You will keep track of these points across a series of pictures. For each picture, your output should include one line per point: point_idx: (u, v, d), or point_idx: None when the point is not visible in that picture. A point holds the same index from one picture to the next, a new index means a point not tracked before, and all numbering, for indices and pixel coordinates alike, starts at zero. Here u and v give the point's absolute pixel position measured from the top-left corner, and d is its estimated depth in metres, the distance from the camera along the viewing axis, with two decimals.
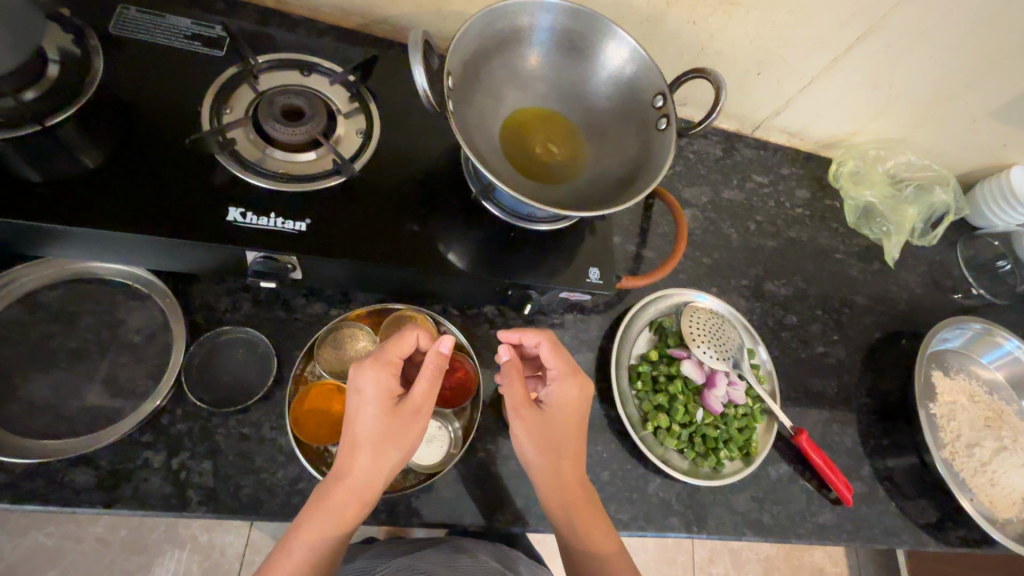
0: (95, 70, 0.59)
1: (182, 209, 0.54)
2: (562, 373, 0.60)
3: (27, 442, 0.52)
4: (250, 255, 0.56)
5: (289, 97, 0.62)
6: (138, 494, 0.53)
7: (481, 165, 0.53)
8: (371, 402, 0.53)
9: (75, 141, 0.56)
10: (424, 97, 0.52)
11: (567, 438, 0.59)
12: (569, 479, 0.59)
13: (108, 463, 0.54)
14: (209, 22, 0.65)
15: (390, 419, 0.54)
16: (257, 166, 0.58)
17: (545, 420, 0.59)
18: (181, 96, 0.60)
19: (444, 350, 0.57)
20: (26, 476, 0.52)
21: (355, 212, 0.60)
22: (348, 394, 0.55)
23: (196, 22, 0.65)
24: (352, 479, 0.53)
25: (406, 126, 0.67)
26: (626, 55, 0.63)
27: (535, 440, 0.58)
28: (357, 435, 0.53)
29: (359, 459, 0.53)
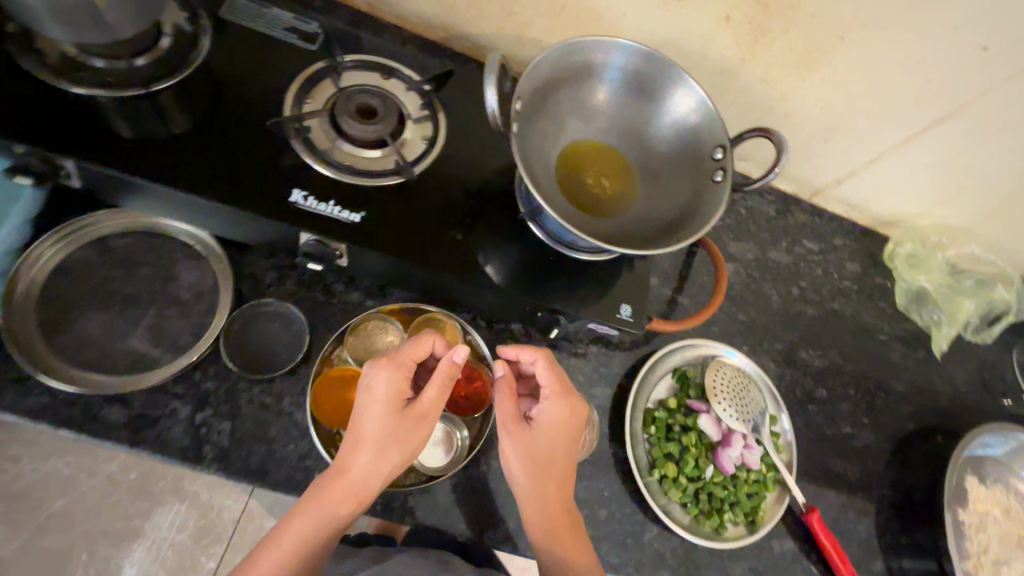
0: (202, 44, 0.64)
1: (252, 184, 0.58)
2: (552, 392, 0.60)
3: (74, 373, 0.56)
4: (303, 236, 0.59)
5: (365, 97, 0.66)
6: (159, 440, 0.57)
7: (534, 189, 0.55)
8: (380, 402, 0.55)
9: (171, 107, 0.61)
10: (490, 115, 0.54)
11: (554, 460, 0.59)
12: (554, 502, 0.59)
13: (138, 406, 0.57)
14: (307, 18, 0.70)
15: (395, 423, 0.55)
16: (325, 156, 0.62)
17: (535, 440, 0.59)
18: (270, 80, 0.65)
19: (457, 359, 0.57)
20: (64, 404, 0.55)
21: (407, 212, 0.62)
22: (360, 390, 0.57)
23: (296, 17, 0.70)
24: (351, 476, 0.54)
25: (468, 138, 0.69)
26: (693, 104, 0.64)
27: (523, 458, 0.58)
28: (361, 434, 0.55)
29: (361, 457, 0.54)
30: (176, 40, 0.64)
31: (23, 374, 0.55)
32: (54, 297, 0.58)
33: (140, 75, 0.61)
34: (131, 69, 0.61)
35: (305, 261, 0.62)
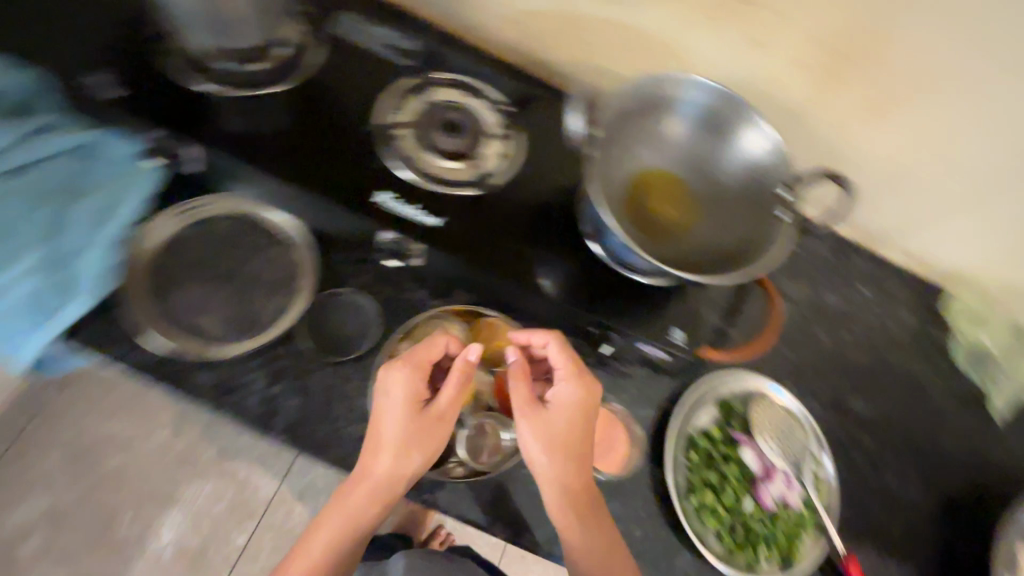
0: (310, 54, 0.70)
1: (346, 182, 0.64)
2: (564, 376, 0.64)
3: (173, 335, 0.63)
4: (385, 235, 0.65)
5: (452, 115, 0.71)
6: (238, 406, 0.63)
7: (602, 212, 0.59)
8: (398, 409, 0.60)
9: (278, 107, 0.66)
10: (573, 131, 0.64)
11: (570, 444, 0.63)
12: (573, 483, 0.62)
13: (223, 373, 0.63)
14: (405, 37, 0.76)
15: (413, 429, 0.60)
16: (410, 162, 0.67)
17: (551, 422, 0.63)
18: (368, 87, 0.70)
19: (471, 358, 0.61)
20: (161, 364, 0.62)
21: (482, 222, 0.67)
22: (377, 399, 0.62)
23: (394, 34, 0.75)
24: (376, 477, 0.59)
25: (542, 157, 0.73)
26: (764, 145, 0.65)
27: (541, 440, 0.62)
28: (382, 439, 0.60)
29: (383, 461, 0.59)
30: (288, 50, 0.69)
31: (131, 333, 0.62)
32: (165, 268, 0.66)
33: (253, 79, 0.67)
34: (263, 79, 0.67)
35: (385, 259, 0.70)
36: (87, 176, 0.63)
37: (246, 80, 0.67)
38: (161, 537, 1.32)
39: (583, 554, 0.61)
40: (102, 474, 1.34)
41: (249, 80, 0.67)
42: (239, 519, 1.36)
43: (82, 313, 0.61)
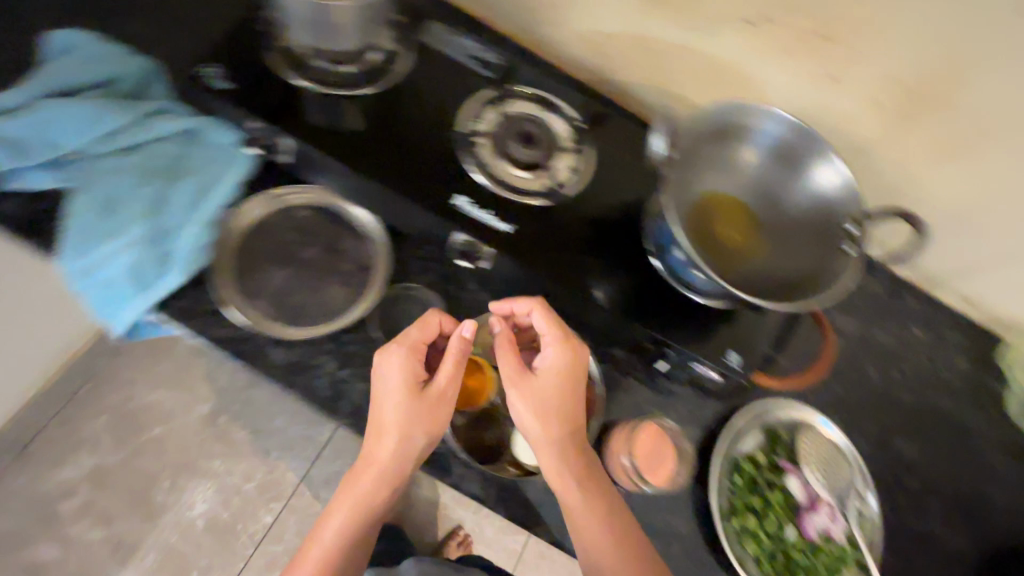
0: (400, 61, 0.74)
1: (426, 183, 0.68)
2: (555, 347, 0.65)
3: (253, 314, 0.67)
4: (457, 237, 0.68)
5: (529, 127, 0.74)
6: (308, 386, 0.67)
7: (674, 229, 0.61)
8: (394, 394, 0.62)
9: (368, 107, 0.70)
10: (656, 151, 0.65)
11: (565, 413, 0.64)
12: (570, 450, 0.64)
13: (297, 354, 0.68)
14: (489, 48, 0.78)
15: (412, 410, 0.62)
16: (485, 168, 0.70)
17: (542, 388, 0.64)
18: (451, 93, 0.73)
19: (466, 334, 0.63)
20: (242, 339, 0.66)
21: (551, 232, 0.70)
22: (375, 386, 0.63)
23: (479, 45, 0.77)
24: (381, 460, 0.62)
25: (611, 174, 0.75)
26: (835, 180, 0.66)
27: (533, 406, 0.63)
28: (382, 425, 0.62)
29: (387, 445, 0.62)
30: (381, 56, 0.73)
31: (216, 309, 0.66)
32: (250, 251, 0.70)
33: (348, 80, 0.71)
34: (356, 82, 0.71)
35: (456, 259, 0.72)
36: (192, 159, 0.68)
37: (342, 80, 0.71)
38: (193, 508, 1.37)
39: (584, 519, 0.63)
40: (144, 441, 1.40)
41: (344, 80, 0.71)
42: (267, 499, 1.40)
43: (177, 285, 0.64)
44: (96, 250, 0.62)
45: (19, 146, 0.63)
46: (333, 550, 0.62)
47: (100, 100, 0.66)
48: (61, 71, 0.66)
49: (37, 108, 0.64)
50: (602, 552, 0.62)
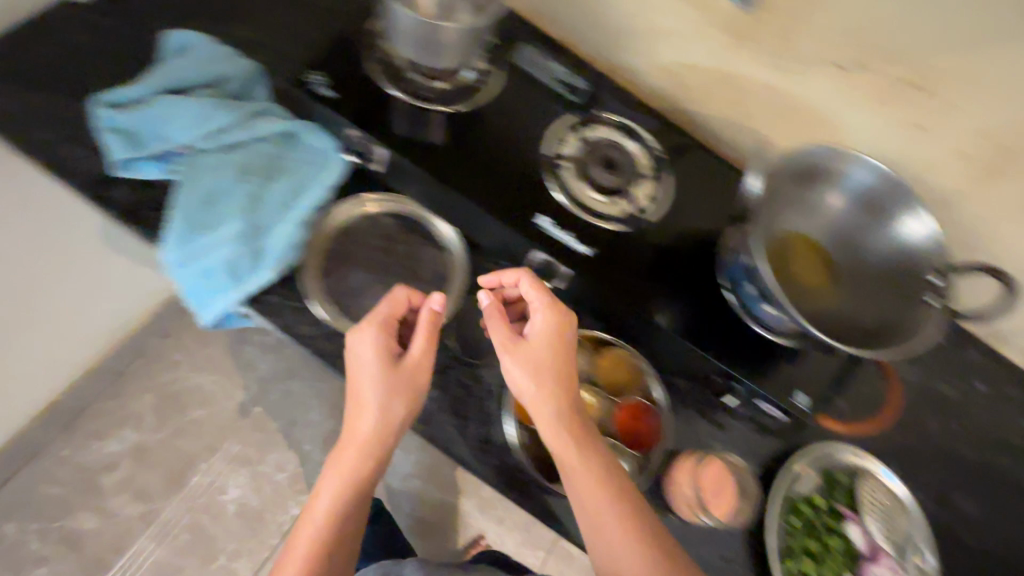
0: (494, 82, 0.76)
1: (513, 201, 0.69)
2: (538, 315, 0.66)
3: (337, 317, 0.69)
4: (536, 255, 0.70)
5: (612, 154, 0.75)
6: None
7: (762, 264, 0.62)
8: (370, 366, 0.63)
9: (459, 122, 0.72)
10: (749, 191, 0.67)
11: (553, 378, 0.64)
12: (567, 416, 0.63)
13: None
14: (578, 76, 0.80)
15: (390, 379, 0.63)
16: (567, 190, 0.71)
17: (532, 352, 0.65)
18: (537, 114, 0.75)
19: (436, 307, 0.66)
20: (324, 336, 0.69)
21: (627, 258, 0.71)
22: (351, 363, 0.65)
23: (568, 72, 0.80)
24: (363, 436, 0.63)
25: (688, 205, 0.76)
26: (922, 231, 0.67)
27: (525, 369, 0.64)
28: (361, 399, 0.63)
29: (367, 417, 0.63)
30: (476, 76, 0.75)
31: (302, 305, 0.69)
32: (337, 254, 0.72)
33: (443, 96, 0.73)
34: (450, 99, 0.73)
35: (536, 278, 0.75)
36: (289, 160, 0.71)
37: (437, 96, 0.73)
38: (227, 492, 1.40)
39: (581, 482, 0.61)
40: (184, 422, 1.43)
41: (439, 97, 0.73)
42: (297, 491, 1.42)
43: (269, 281, 0.67)
44: (196, 242, 0.65)
45: (138, 141, 0.67)
46: (320, 535, 0.62)
47: (209, 99, 0.69)
48: (177, 69, 0.70)
49: (155, 105, 0.68)
50: (606, 516, 0.60)
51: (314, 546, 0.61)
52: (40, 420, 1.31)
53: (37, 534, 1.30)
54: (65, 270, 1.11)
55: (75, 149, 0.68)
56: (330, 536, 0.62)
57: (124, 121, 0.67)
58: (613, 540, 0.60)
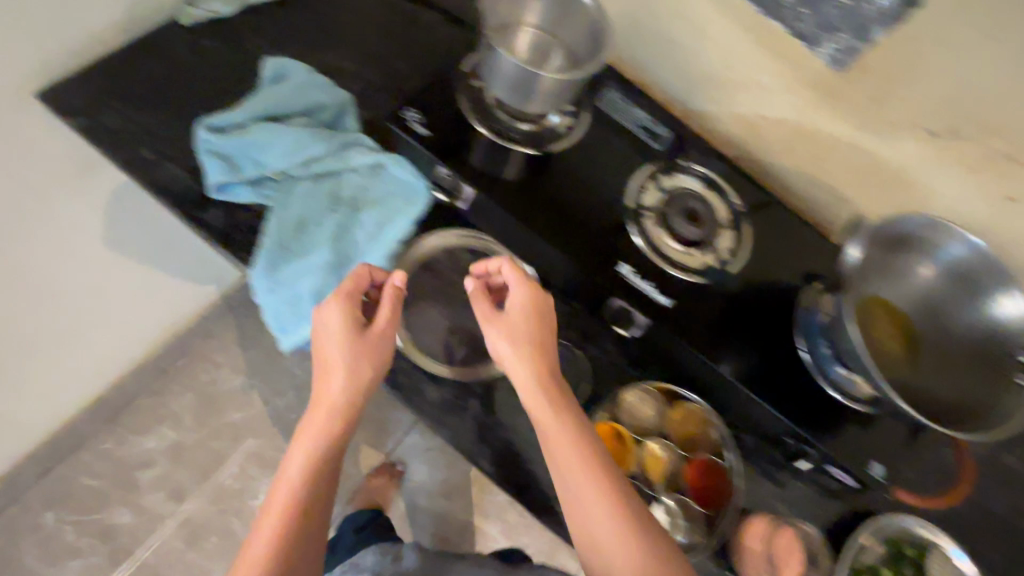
0: (580, 127, 0.77)
1: (597, 248, 0.70)
2: (512, 293, 0.66)
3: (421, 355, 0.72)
4: (614, 301, 0.70)
5: (694, 204, 0.75)
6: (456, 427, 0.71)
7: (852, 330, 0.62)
8: (338, 337, 0.62)
9: (545, 166, 0.74)
10: (847, 264, 0.67)
11: (529, 357, 0.63)
12: (550, 393, 0.62)
13: (449, 391, 0.73)
14: (659, 123, 0.80)
15: (358, 348, 0.62)
16: (648, 238, 0.72)
17: (512, 327, 0.64)
18: (619, 161, 0.76)
19: (398, 282, 0.65)
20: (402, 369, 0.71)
21: (704, 310, 0.70)
22: (319, 338, 0.63)
23: (650, 118, 0.80)
24: (328, 408, 0.61)
25: (764, 260, 0.76)
26: (1015, 310, 0.65)
27: (508, 342, 0.64)
28: (328, 371, 0.62)
29: (334, 383, 0.62)
30: (563, 120, 0.77)
31: (383, 338, 0.71)
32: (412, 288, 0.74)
33: (530, 140, 0.75)
34: (541, 138, 0.75)
35: (610, 325, 0.73)
36: (376, 194, 0.72)
37: (525, 140, 0.75)
38: (258, 497, 1.40)
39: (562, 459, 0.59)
40: (222, 424, 1.45)
41: (527, 141, 0.75)
42: None
43: None
44: (284, 269, 0.68)
45: (237, 166, 0.69)
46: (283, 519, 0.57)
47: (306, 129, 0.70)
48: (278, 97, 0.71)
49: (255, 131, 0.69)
50: (585, 495, 0.58)
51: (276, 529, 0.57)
52: (86, 412, 1.33)
53: (73, 526, 1.32)
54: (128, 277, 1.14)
55: (177, 170, 0.70)
56: (295, 519, 0.57)
57: (226, 145, 0.69)
58: (594, 519, 0.57)
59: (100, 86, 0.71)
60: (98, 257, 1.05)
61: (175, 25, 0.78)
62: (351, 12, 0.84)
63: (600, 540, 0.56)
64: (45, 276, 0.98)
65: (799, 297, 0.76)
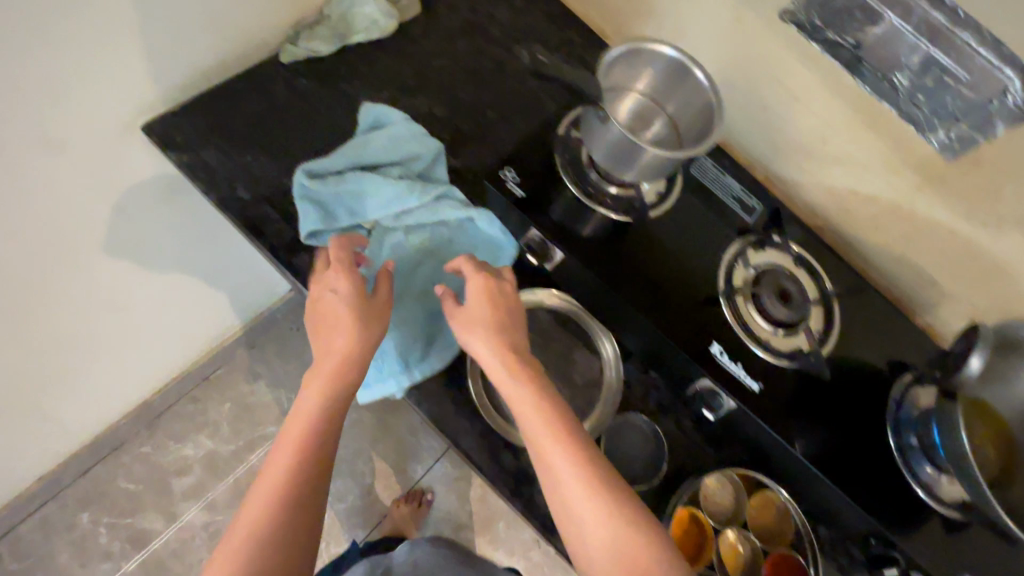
0: (673, 194, 0.77)
1: (685, 325, 0.69)
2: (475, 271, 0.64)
3: (502, 422, 0.68)
4: (702, 382, 0.70)
5: (788, 284, 0.73)
6: (531, 500, 0.67)
7: (964, 439, 0.60)
8: (344, 292, 0.61)
9: (636, 233, 0.73)
10: (964, 374, 0.63)
11: (500, 333, 0.61)
12: (510, 382, 0.58)
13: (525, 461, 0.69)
14: (751, 194, 0.81)
15: (363, 306, 0.61)
16: (740, 317, 0.71)
17: (469, 312, 0.62)
18: (710, 233, 0.75)
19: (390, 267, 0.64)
20: (480, 435, 0.68)
21: (791, 397, 0.69)
22: (323, 299, 0.62)
23: (743, 189, 0.81)
24: (333, 361, 0.59)
25: (851, 345, 0.75)
26: None
27: (468, 330, 0.61)
28: (333, 324, 0.60)
29: (340, 335, 0.59)
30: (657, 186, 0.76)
31: (462, 399, 0.69)
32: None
33: (625, 205, 0.74)
34: (640, 207, 0.73)
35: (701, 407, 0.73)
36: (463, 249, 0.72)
37: (620, 205, 0.74)
38: None
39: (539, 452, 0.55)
40: (257, 437, 1.45)
41: (621, 206, 0.74)
42: None
43: (436, 368, 0.68)
44: None
45: (332, 214, 0.69)
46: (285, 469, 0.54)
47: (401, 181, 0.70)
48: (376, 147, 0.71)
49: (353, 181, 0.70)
50: (568, 476, 0.53)
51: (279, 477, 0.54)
52: (129, 418, 1.31)
53: (108, 528, 1.32)
54: (188, 297, 1.10)
55: (269, 212, 0.73)
56: (296, 467, 0.54)
57: (323, 193, 0.69)
58: (573, 498, 0.52)
59: (208, 125, 0.75)
60: (168, 279, 1.00)
61: (277, 63, 0.80)
62: (442, 60, 0.86)
63: (581, 519, 0.52)
64: (123, 304, 0.95)
65: (893, 390, 0.74)
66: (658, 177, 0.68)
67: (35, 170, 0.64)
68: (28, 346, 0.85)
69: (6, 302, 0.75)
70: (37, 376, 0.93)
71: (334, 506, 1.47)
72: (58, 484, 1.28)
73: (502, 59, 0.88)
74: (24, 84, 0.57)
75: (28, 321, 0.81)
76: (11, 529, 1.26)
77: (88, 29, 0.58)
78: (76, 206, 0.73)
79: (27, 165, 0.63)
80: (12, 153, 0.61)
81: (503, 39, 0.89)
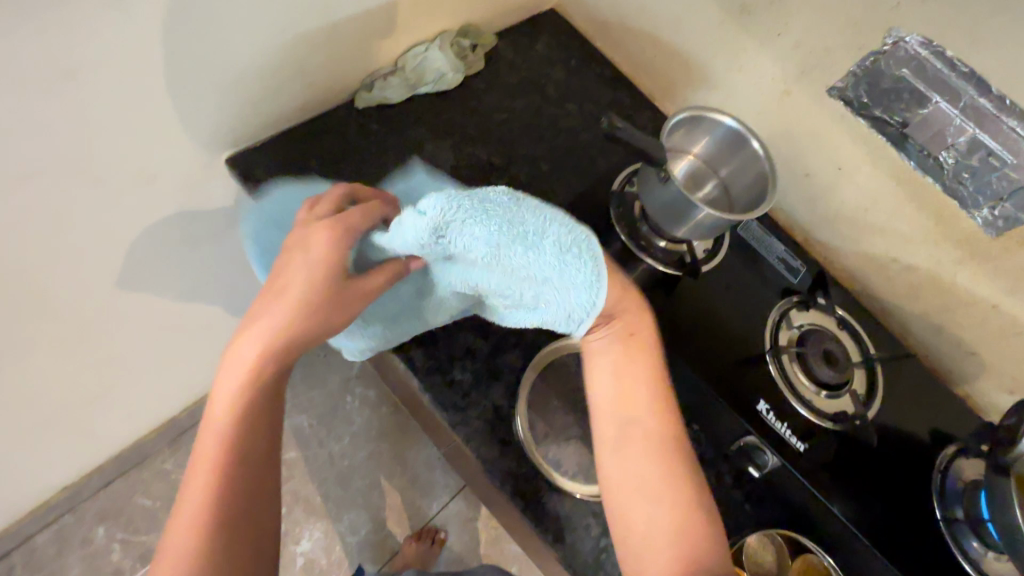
0: (719, 253, 0.81)
1: (731, 381, 0.72)
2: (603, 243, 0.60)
3: (547, 471, 0.71)
4: (746, 438, 0.71)
5: (834, 345, 0.74)
6: (573, 547, 0.68)
7: (1017, 506, 0.61)
8: (287, 297, 0.52)
9: (682, 288, 0.77)
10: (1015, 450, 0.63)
11: (622, 317, 0.60)
12: (641, 402, 0.58)
13: (567, 507, 0.70)
14: (795, 256, 0.83)
15: (321, 280, 0.53)
16: (788, 377, 0.72)
17: (631, 354, 0.60)
18: (754, 295, 0.78)
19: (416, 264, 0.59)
20: (526, 477, 0.70)
21: (838, 461, 0.70)
22: (295, 261, 0.53)
23: (787, 250, 0.83)
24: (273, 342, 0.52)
25: (893, 410, 0.76)
26: None
27: (622, 359, 0.59)
28: (259, 329, 0.52)
29: (277, 306, 0.52)
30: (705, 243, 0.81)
31: (508, 439, 0.71)
32: (546, 398, 0.76)
33: (677, 260, 0.78)
34: (691, 263, 0.77)
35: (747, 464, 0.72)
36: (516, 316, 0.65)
37: (671, 260, 0.78)
38: (300, 543, 1.40)
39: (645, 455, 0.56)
40: None
41: (673, 261, 0.78)
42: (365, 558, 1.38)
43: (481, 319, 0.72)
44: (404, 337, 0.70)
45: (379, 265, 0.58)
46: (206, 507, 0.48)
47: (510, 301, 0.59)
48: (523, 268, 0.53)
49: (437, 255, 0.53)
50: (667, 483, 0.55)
51: (221, 437, 0.50)
52: (155, 434, 1.32)
53: (120, 545, 1.31)
54: (204, 340, 1.12)
55: None
56: (234, 427, 0.50)
57: (394, 240, 0.53)
58: (662, 486, 0.54)
59: (281, 160, 0.81)
60: (208, 310, 1.04)
61: (349, 109, 0.86)
62: (502, 113, 0.91)
63: (662, 507, 0.53)
64: (171, 322, 0.99)
65: (937, 458, 0.74)
66: (709, 236, 0.71)
67: (127, 195, 0.69)
68: (86, 355, 0.89)
69: (78, 311, 0.80)
70: (86, 385, 0.96)
71: (346, 538, 1.43)
72: (79, 496, 1.28)
73: (555, 115, 0.93)
74: (134, 123, 0.63)
75: (90, 332, 0.85)
76: (26, 539, 1.26)
77: (198, 81, 0.65)
78: (154, 228, 0.78)
79: (121, 189, 0.68)
80: (114, 180, 0.66)
81: (557, 98, 0.95)
